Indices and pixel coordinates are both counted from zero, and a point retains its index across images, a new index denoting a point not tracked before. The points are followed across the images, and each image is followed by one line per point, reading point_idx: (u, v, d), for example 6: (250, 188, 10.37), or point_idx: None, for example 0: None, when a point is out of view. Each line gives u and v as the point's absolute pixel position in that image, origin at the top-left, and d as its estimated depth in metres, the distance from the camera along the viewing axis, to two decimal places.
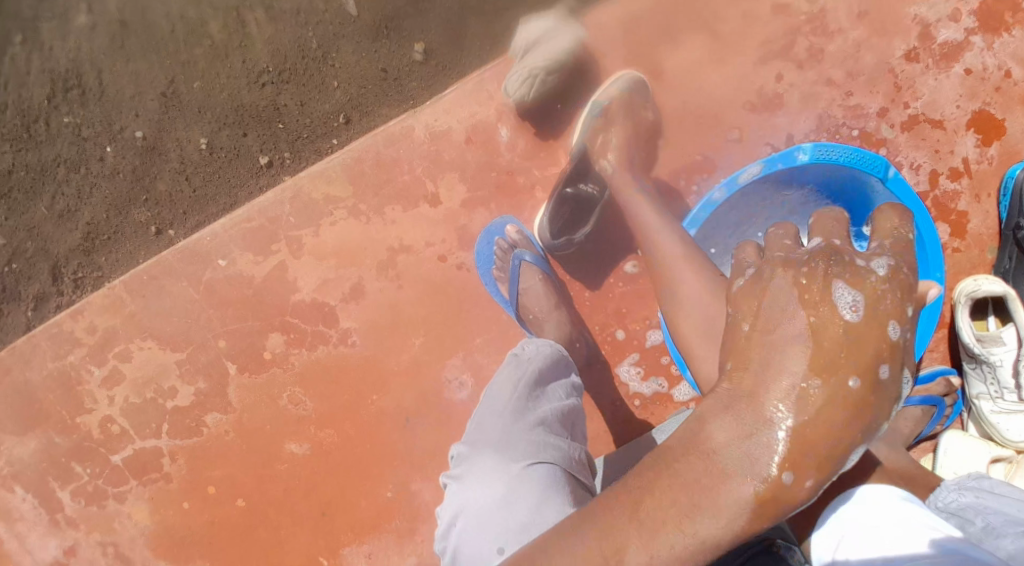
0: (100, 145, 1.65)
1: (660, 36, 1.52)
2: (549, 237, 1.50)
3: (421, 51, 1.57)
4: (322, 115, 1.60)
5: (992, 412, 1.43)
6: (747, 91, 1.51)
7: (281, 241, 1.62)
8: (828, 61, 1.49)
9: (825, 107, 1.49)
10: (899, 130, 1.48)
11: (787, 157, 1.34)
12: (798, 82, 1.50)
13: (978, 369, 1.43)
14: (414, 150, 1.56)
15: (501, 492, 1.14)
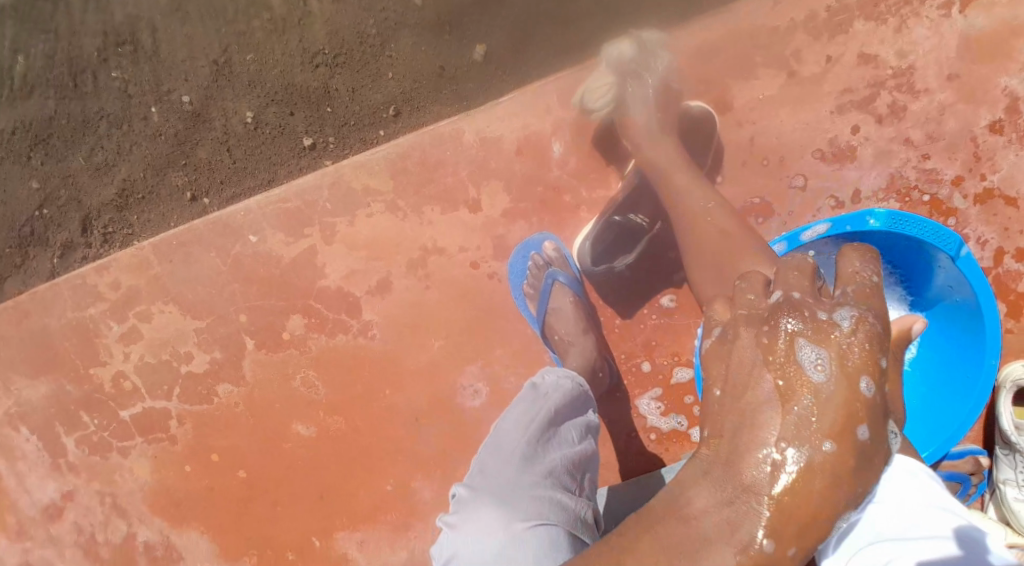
0: (145, 105, 1.63)
1: (737, 69, 1.48)
2: (589, 261, 1.49)
3: (481, 53, 1.53)
4: (372, 105, 1.57)
5: (1015, 498, 1.38)
6: (818, 139, 1.47)
7: (314, 226, 1.60)
8: (910, 120, 1.45)
9: (898, 166, 1.46)
10: (971, 202, 1.45)
11: (856, 220, 1.31)
12: (874, 136, 1.46)
13: (1010, 455, 1.38)
14: (463, 153, 1.54)
15: (500, 545, 1.11)
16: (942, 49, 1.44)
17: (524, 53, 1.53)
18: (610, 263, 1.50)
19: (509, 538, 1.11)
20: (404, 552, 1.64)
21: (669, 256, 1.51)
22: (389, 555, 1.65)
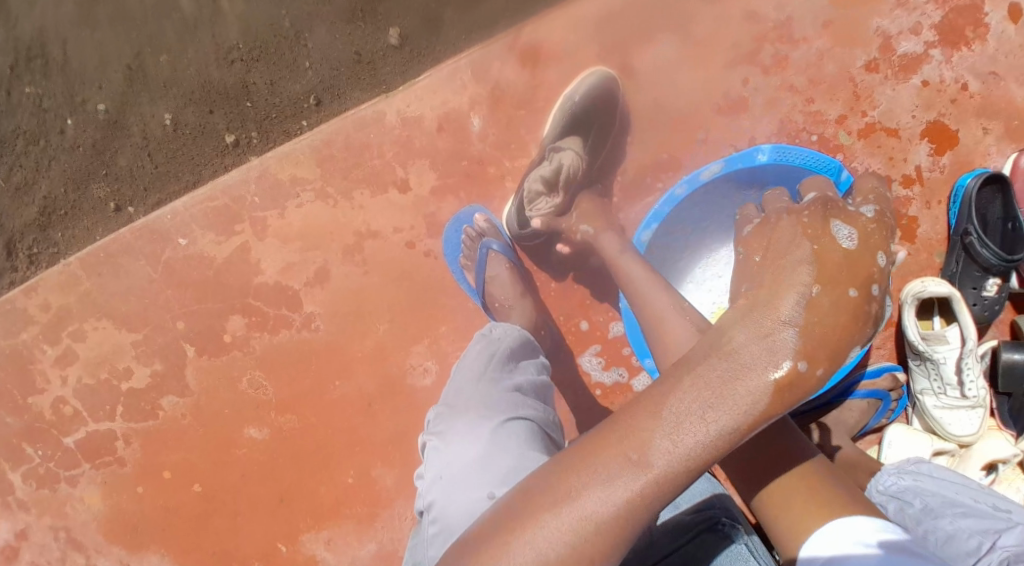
0: (60, 117, 1.61)
1: (627, 34, 1.53)
2: (516, 226, 1.52)
3: (396, 36, 1.55)
4: (292, 95, 1.57)
5: (935, 407, 1.47)
6: (714, 93, 1.53)
7: (245, 222, 1.60)
8: (792, 68, 1.52)
9: (787, 111, 1.52)
10: (855, 138, 1.51)
11: (746, 157, 1.37)
12: (762, 86, 1.52)
13: (922, 365, 1.46)
14: (385, 135, 1.56)
15: (486, 438, 1.13)
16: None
17: (432, 34, 1.56)
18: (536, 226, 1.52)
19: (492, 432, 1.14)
20: (373, 544, 1.62)
21: None
22: (357, 549, 1.62)
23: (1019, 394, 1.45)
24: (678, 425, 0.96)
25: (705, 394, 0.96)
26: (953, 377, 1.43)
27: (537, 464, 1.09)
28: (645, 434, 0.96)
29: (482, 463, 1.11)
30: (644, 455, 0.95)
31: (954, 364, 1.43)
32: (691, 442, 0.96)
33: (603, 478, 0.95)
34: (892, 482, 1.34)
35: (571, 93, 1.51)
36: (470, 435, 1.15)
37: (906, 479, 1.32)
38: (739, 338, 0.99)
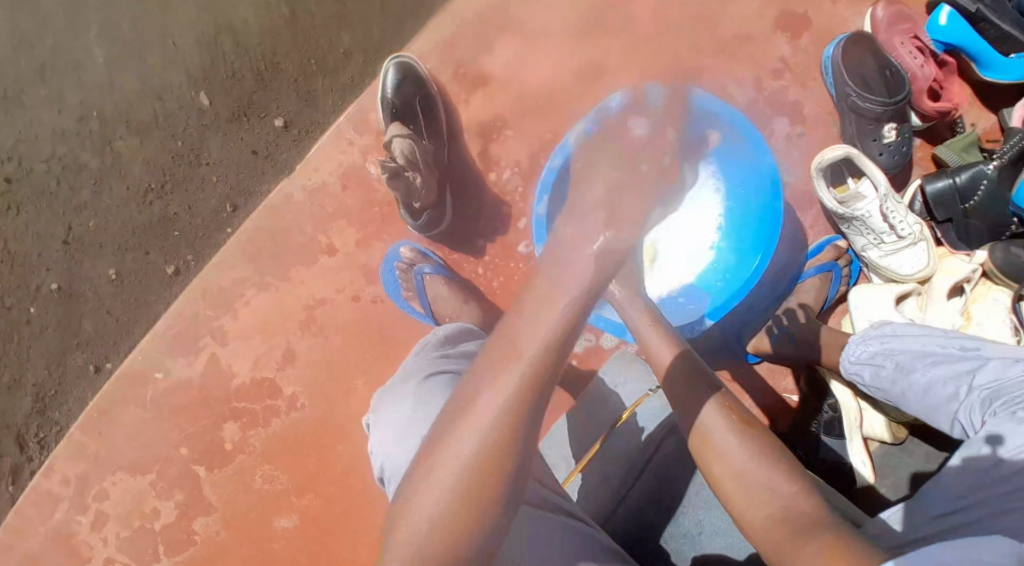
0: (25, 308, 1.76)
1: (477, 45, 1.66)
2: (414, 223, 1.60)
3: (281, 122, 1.67)
4: (211, 209, 1.69)
5: (881, 257, 1.50)
6: (573, 66, 1.65)
7: (205, 336, 1.68)
8: (632, 17, 1.64)
9: (646, 56, 1.63)
10: (715, 53, 1.63)
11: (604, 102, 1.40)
12: (613, 43, 1.64)
13: (851, 226, 1.50)
14: (298, 210, 1.66)
15: (415, 395, 1.19)
16: None
17: (312, 107, 1.68)
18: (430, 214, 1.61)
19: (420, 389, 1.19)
20: None
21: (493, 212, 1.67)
22: None
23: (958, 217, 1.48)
24: (534, 315, 1.05)
25: (544, 286, 1.07)
26: (879, 228, 1.47)
27: None
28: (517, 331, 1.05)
29: (413, 415, 1.16)
30: (516, 346, 1.03)
31: (873, 217, 1.47)
32: (553, 322, 1.04)
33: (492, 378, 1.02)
34: (861, 350, 1.37)
35: (383, 95, 1.62)
36: (403, 399, 1.20)
37: (873, 344, 1.36)
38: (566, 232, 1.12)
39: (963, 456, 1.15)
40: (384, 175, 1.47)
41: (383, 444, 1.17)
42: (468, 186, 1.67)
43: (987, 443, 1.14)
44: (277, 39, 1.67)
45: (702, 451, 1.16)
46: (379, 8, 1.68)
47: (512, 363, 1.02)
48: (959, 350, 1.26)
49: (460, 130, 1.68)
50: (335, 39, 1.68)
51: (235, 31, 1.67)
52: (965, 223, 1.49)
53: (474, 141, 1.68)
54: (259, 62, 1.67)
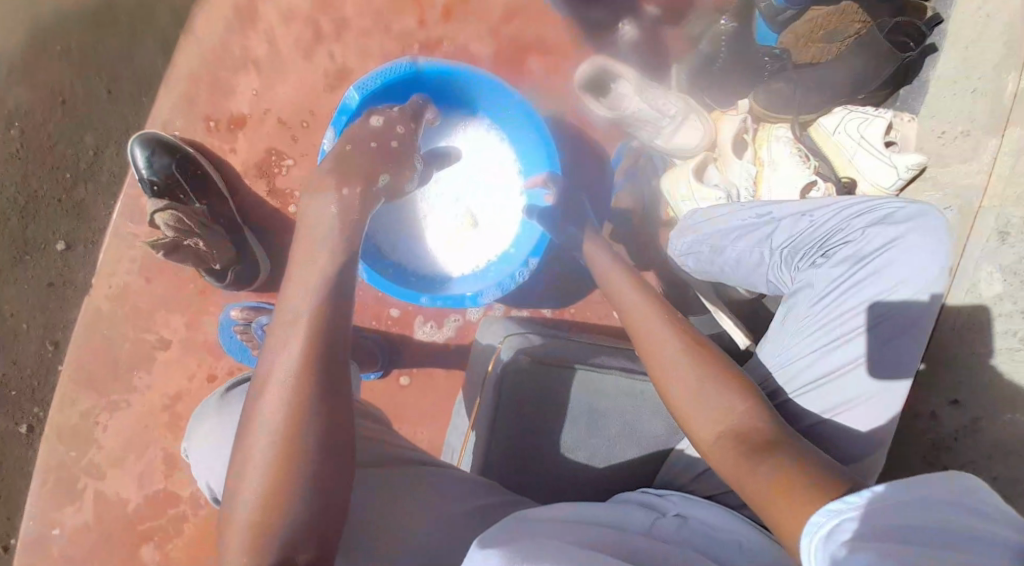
0: None
1: (216, 92, 1.60)
2: (221, 284, 1.55)
3: (63, 244, 1.63)
4: (35, 354, 1.64)
5: (666, 140, 1.59)
6: (319, 80, 1.64)
7: (82, 476, 1.62)
8: (352, 15, 1.64)
9: (382, 48, 1.66)
10: (444, 22, 1.67)
11: (342, 110, 1.48)
12: (346, 46, 1.64)
13: (631, 123, 1.60)
14: (115, 320, 1.60)
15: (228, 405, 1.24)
16: None
17: (85, 218, 1.63)
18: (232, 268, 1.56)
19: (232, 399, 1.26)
20: None
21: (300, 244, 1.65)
22: None
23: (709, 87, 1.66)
24: (303, 299, 1.20)
25: (306, 280, 1.21)
26: (652, 119, 1.56)
27: None
28: (284, 344, 1.17)
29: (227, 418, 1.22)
30: (294, 321, 1.18)
31: (639, 113, 1.57)
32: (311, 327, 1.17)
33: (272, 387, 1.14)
34: (680, 243, 1.47)
35: (140, 176, 1.55)
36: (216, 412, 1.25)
37: (687, 236, 1.45)
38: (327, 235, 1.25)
39: (789, 314, 1.32)
40: (159, 254, 1.44)
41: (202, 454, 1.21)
42: (272, 228, 1.63)
43: (802, 294, 1.31)
44: (25, 165, 1.62)
45: (662, 375, 1.25)
46: (108, 93, 1.61)
47: (278, 370, 1.14)
48: (755, 218, 1.38)
49: (239, 178, 1.62)
50: (81, 140, 1.61)
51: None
52: (720, 86, 1.65)
53: (258, 184, 1.62)
54: (17, 195, 1.62)
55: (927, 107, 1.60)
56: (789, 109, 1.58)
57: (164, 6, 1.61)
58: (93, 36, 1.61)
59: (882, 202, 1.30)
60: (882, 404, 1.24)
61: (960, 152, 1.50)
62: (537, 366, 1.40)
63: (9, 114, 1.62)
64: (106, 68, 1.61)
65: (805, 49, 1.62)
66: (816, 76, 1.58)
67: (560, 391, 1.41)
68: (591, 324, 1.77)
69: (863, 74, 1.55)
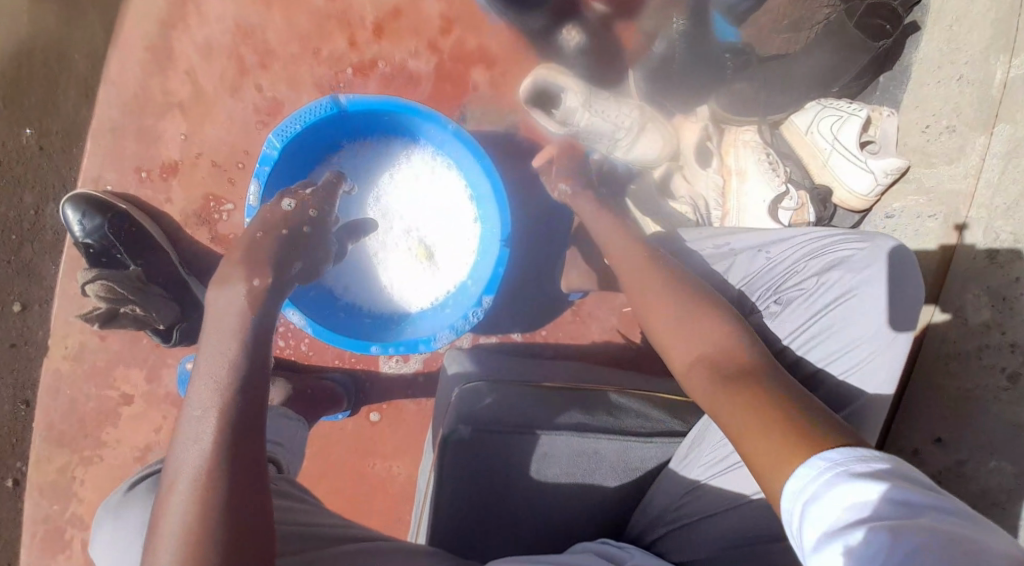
0: None
1: (145, 140, 1.53)
2: (165, 342, 1.52)
3: (19, 305, 1.61)
4: (8, 414, 1.64)
5: (623, 153, 1.50)
6: (250, 116, 1.54)
7: (69, 528, 1.62)
8: (276, 44, 1.53)
9: (313, 75, 1.54)
10: (376, 40, 1.55)
11: (264, 160, 1.39)
12: (274, 78, 1.54)
13: (582, 138, 1.51)
14: (78, 379, 1.60)
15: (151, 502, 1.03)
16: None
17: (36, 278, 1.61)
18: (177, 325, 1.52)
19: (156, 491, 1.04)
20: None
21: None
22: None
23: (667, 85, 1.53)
24: (214, 389, 0.98)
25: (212, 373, 0.98)
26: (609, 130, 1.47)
27: None
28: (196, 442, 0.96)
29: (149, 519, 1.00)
30: (206, 413, 0.97)
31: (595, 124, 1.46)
32: (224, 427, 0.96)
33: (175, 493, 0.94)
34: None
35: (76, 239, 1.50)
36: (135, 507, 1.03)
37: None
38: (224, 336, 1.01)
39: None
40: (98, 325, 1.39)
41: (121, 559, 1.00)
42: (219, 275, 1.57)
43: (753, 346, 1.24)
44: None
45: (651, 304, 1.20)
46: (38, 149, 1.56)
47: (185, 467, 0.94)
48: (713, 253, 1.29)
49: (179, 227, 1.55)
50: (19, 200, 1.58)
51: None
52: (679, 84, 1.51)
53: (200, 232, 1.55)
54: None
55: (914, 92, 1.46)
56: (754, 111, 1.48)
57: (80, 54, 1.54)
58: (15, 92, 1.55)
59: (837, 239, 1.18)
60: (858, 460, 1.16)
61: (946, 150, 1.38)
62: (483, 434, 1.27)
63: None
64: (34, 123, 1.56)
65: (769, 40, 1.54)
66: (784, 71, 1.45)
67: (511, 459, 1.28)
68: (564, 345, 1.67)
69: (833, 68, 1.42)
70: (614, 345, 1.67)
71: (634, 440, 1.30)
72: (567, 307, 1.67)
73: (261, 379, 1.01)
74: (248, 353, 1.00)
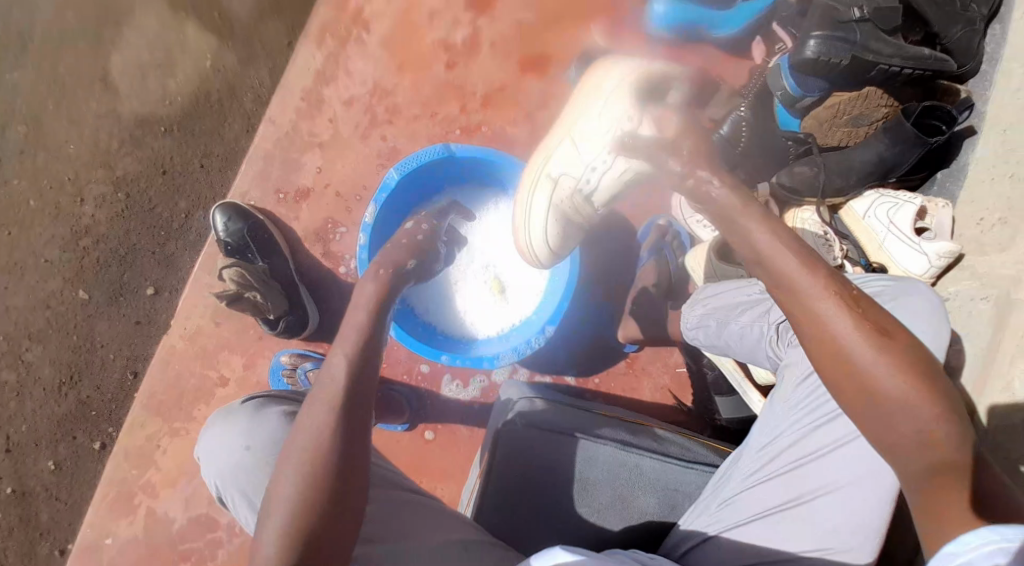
0: None
1: (287, 167, 1.83)
2: (271, 330, 1.74)
3: (153, 289, 1.86)
4: (116, 383, 1.84)
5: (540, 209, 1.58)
6: (372, 161, 1.84)
7: (139, 493, 1.78)
8: (403, 107, 1.85)
9: (430, 136, 1.84)
10: (485, 112, 1.83)
11: (384, 187, 1.67)
12: (398, 134, 1.85)
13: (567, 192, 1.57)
14: (185, 357, 1.79)
15: (247, 420, 1.38)
16: (376, 62, 1.85)
17: (173, 269, 1.86)
18: (282, 317, 1.73)
19: (251, 413, 1.39)
20: None
21: (337, 299, 1.81)
22: None
23: (739, 165, 1.73)
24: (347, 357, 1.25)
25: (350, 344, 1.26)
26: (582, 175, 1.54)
27: (281, 411, 1.38)
28: (305, 420, 1.20)
29: (246, 431, 1.36)
30: (327, 381, 1.23)
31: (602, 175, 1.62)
32: (346, 385, 1.22)
33: (299, 446, 1.19)
34: (692, 313, 1.55)
35: (218, 239, 1.77)
36: (232, 422, 1.39)
37: (697, 307, 1.53)
38: (353, 323, 1.29)
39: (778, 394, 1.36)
40: (225, 302, 1.61)
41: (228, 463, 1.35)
42: (323, 287, 1.81)
43: (787, 373, 1.35)
44: (128, 222, 1.87)
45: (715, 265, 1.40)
46: (201, 166, 1.88)
47: (310, 414, 1.20)
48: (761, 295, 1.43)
49: (300, 242, 1.82)
50: (175, 204, 1.88)
51: (90, 230, 1.87)
52: (749, 165, 1.72)
53: (315, 247, 1.82)
54: (117, 246, 1.87)
55: (967, 190, 1.64)
56: (812, 192, 1.64)
57: (250, 93, 1.89)
58: (193, 118, 1.89)
59: (883, 293, 1.27)
60: (861, 494, 1.26)
61: (998, 241, 1.55)
62: (533, 434, 1.44)
63: (118, 179, 1.88)
64: (201, 145, 1.89)
65: (831, 131, 1.65)
66: (842, 160, 1.63)
67: (557, 460, 1.43)
68: (613, 395, 1.83)
69: (891, 156, 1.59)
70: (662, 403, 1.84)
71: (671, 464, 1.45)
72: (621, 359, 1.84)
73: (375, 344, 1.28)
74: (364, 334, 1.27)
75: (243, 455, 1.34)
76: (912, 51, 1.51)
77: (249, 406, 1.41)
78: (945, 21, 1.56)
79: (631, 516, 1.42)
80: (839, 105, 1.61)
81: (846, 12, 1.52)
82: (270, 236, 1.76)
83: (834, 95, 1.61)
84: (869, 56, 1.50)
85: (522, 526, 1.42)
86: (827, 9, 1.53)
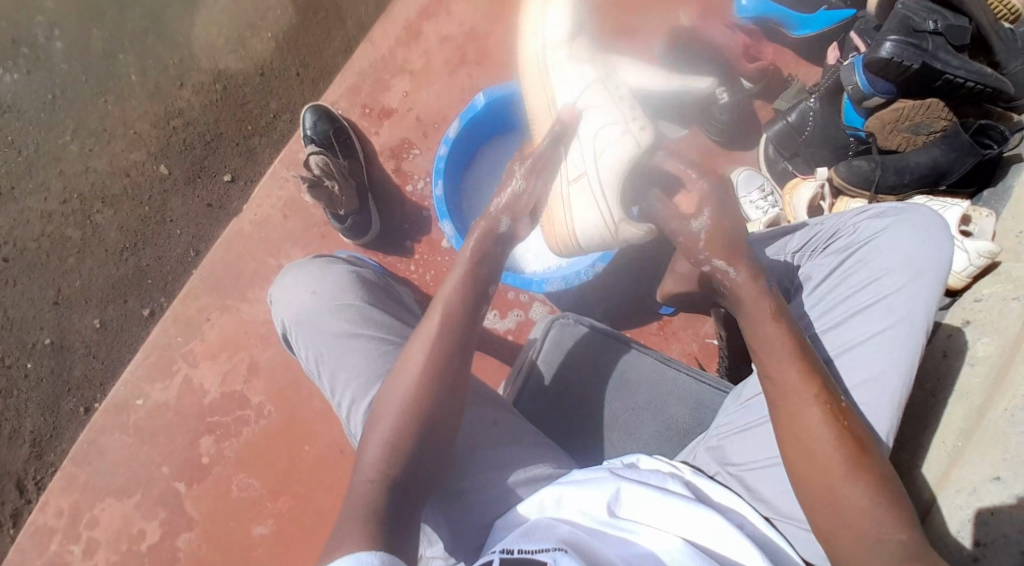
0: (22, 364, 1.93)
1: (377, 87, 1.91)
2: (341, 225, 1.81)
3: (228, 177, 1.94)
4: (176, 257, 1.93)
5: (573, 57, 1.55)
6: (454, 95, 1.90)
7: (179, 360, 1.87)
8: (494, 53, 1.91)
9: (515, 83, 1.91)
10: None
11: (471, 109, 1.78)
12: (483, 75, 1.91)
13: (576, 41, 1.56)
14: (251, 240, 1.88)
15: (315, 270, 1.58)
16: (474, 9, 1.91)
17: (253, 162, 1.94)
18: (352, 216, 1.81)
19: (318, 266, 1.59)
20: None
21: (399, 214, 1.90)
22: None
23: (799, 152, 1.90)
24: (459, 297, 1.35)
25: (458, 289, 1.35)
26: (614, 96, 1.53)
27: (342, 269, 1.58)
28: (399, 377, 1.31)
29: (308, 284, 1.55)
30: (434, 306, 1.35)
31: (607, 154, 1.49)
32: (446, 322, 1.33)
33: (400, 382, 1.31)
34: None
35: (305, 135, 1.87)
36: (300, 273, 1.58)
37: None
38: (464, 261, 1.37)
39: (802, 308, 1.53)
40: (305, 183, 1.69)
41: (291, 313, 1.54)
42: (389, 200, 1.90)
43: (809, 287, 1.55)
44: (219, 111, 1.95)
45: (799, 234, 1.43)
46: (296, 74, 1.96)
47: (415, 349, 1.32)
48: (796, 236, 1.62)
49: (375, 155, 1.91)
50: (266, 104, 1.95)
51: (183, 113, 1.95)
52: (808, 155, 1.89)
53: (388, 163, 1.91)
54: (205, 130, 1.94)
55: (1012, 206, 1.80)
56: (867, 186, 1.78)
57: (355, 17, 1.97)
58: (296, 29, 1.96)
59: (892, 213, 1.51)
60: (877, 392, 1.39)
61: None
62: (586, 336, 1.67)
63: (219, 73, 1.95)
64: (301, 56, 1.96)
65: (891, 135, 1.79)
66: (899, 159, 1.77)
67: (597, 361, 1.66)
68: None
69: (945, 162, 1.74)
70: None
71: (705, 384, 1.64)
72: (655, 320, 1.95)
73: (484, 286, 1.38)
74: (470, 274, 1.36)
75: (307, 299, 1.53)
76: (976, 67, 1.68)
77: (322, 260, 1.63)
78: (1007, 52, 1.75)
79: (660, 423, 1.62)
80: (903, 111, 1.76)
81: (921, 22, 1.68)
82: (354, 140, 1.87)
83: (901, 101, 1.76)
84: (937, 64, 1.66)
85: (548, 418, 1.64)
86: (904, 18, 1.69)
